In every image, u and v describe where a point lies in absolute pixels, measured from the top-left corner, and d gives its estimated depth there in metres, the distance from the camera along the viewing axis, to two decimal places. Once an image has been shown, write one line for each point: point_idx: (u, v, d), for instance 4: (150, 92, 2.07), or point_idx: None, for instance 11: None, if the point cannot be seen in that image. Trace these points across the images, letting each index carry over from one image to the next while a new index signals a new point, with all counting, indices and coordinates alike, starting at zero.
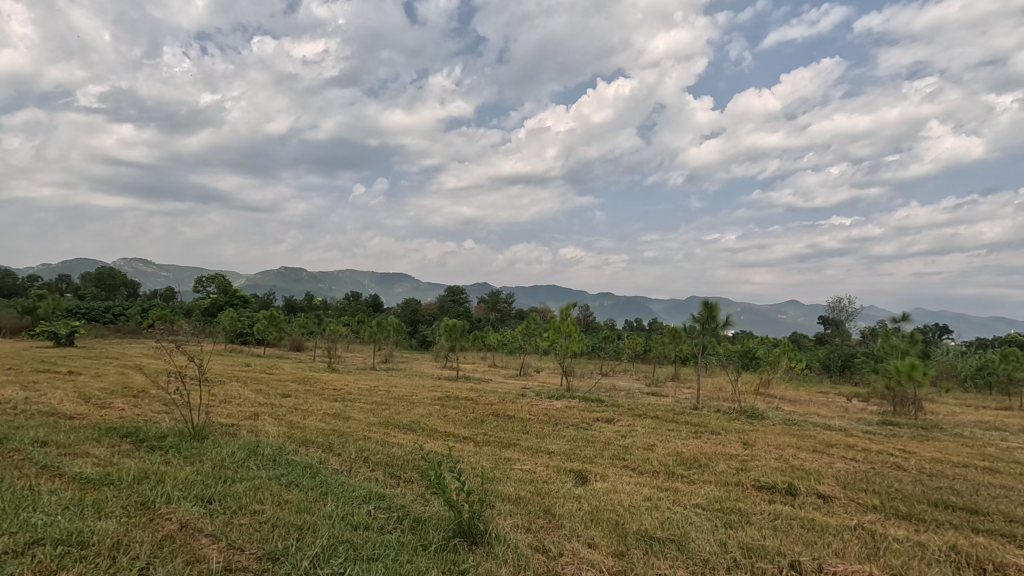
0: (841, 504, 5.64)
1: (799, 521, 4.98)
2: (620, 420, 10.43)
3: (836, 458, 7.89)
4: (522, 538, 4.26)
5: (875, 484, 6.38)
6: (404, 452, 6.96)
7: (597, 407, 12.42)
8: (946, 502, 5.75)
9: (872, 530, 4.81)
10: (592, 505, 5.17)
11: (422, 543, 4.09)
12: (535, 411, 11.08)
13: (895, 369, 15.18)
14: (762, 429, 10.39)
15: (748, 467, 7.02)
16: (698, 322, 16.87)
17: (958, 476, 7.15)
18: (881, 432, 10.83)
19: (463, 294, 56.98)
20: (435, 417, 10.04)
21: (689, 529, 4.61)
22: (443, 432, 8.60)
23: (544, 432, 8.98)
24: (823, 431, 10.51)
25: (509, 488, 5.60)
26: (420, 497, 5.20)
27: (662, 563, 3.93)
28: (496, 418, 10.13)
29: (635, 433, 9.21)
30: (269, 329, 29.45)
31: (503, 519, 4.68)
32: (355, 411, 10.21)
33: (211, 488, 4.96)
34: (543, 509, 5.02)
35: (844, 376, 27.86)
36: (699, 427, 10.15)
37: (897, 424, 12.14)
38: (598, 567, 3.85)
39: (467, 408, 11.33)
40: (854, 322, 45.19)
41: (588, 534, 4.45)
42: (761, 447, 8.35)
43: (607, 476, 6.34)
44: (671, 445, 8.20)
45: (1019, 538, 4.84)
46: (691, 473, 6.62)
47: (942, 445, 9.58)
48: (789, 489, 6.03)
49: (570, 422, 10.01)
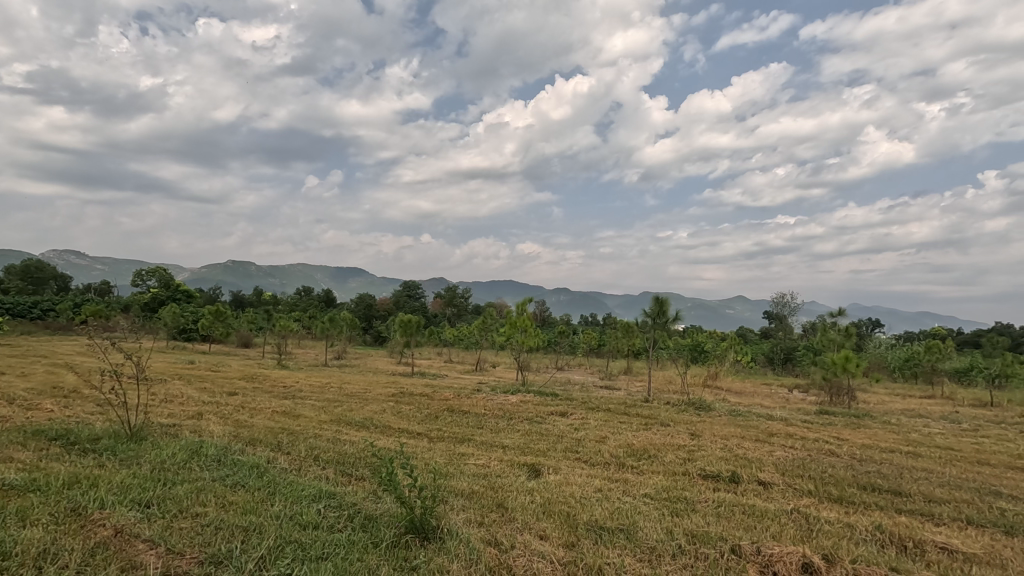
0: (779, 490, 5.92)
1: (741, 506, 5.21)
2: (574, 414, 10.60)
3: (776, 446, 8.29)
4: (474, 532, 4.27)
5: (812, 470, 6.74)
6: (355, 450, 6.85)
7: (552, 401, 12.56)
8: (874, 485, 6.13)
9: (806, 514, 5.08)
10: (545, 497, 5.24)
11: (373, 540, 4.05)
12: (490, 406, 11.10)
13: (831, 361, 16.04)
14: (708, 420, 10.81)
15: (694, 456, 7.29)
16: (649, 317, 17.32)
17: (884, 460, 7.64)
18: (818, 421, 11.40)
19: (419, 289, 56.33)
20: (388, 413, 9.92)
21: (638, 518, 4.74)
22: (396, 428, 8.52)
23: (499, 426, 9.02)
24: (765, 421, 11.03)
25: (463, 483, 5.62)
26: (373, 494, 5.12)
27: (611, 552, 4.03)
28: (450, 414, 10.09)
29: (587, 426, 9.38)
30: (216, 325, 28.32)
31: (456, 514, 4.69)
32: (305, 409, 9.91)
33: (149, 492, 4.74)
34: (496, 503, 5.06)
35: (786, 369, 29.24)
36: (650, 418, 10.43)
37: (832, 413, 12.86)
38: (548, 559, 3.91)
39: (422, 404, 11.23)
40: (795, 318, 47.62)
41: (540, 526, 4.51)
42: (707, 438, 8.68)
43: (560, 469, 6.43)
44: (622, 437, 8.39)
45: (936, 516, 5.23)
46: (640, 464, 6.79)
47: (872, 431, 10.21)
48: (732, 477, 6.29)
49: (524, 416, 10.11)
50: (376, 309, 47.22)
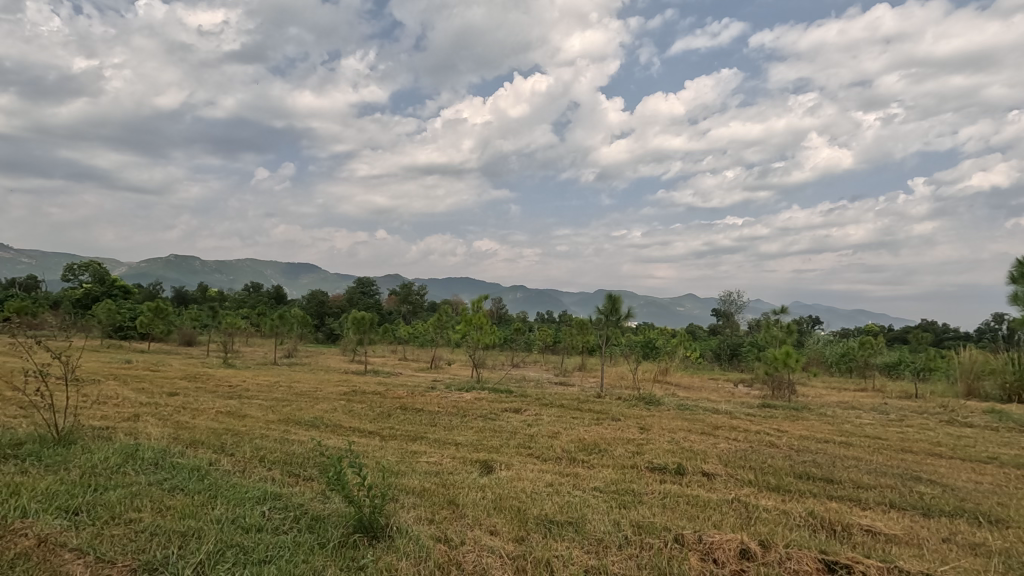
0: (722, 480, 6.16)
1: (685, 498, 5.39)
2: (528, 410, 10.70)
3: (721, 439, 8.61)
4: (423, 530, 4.25)
5: (752, 460, 7.04)
6: (304, 450, 6.67)
7: (506, 398, 12.59)
8: (808, 474, 6.46)
9: (746, 502, 5.31)
10: (496, 493, 5.26)
11: (320, 541, 3.97)
12: (444, 404, 11.06)
13: (773, 357, 16.75)
14: (658, 414, 11.12)
15: (643, 449, 7.49)
16: (602, 314, 17.62)
17: (819, 450, 8.06)
18: (760, 413, 11.93)
19: (374, 286, 55.29)
20: (340, 412, 9.72)
21: (586, 511, 4.83)
22: (347, 427, 8.36)
23: (452, 424, 8.99)
24: (711, 414, 11.45)
25: (414, 481, 5.57)
26: (320, 495, 5.01)
27: (559, 545, 4.10)
28: (404, 411, 10.01)
29: (541, 422, 9.49)
30: (155, 322, 26.98)
31: (406, 512, 4.64)
32: (252, 409, 9.59)
33: (78, 499, 4.48)
34: (447, 500, 5.04)
35: (733, 364, 30.44)
36: (601, 413, 10.65)
37: (773, 406, 13.51)
38: (498, 553, 3.94)
39: (375, 402, 11.05)
40: (742, 315, 49.75)
41: (490, 522, 4.53)
42: (656, 431, 8.92)
43: (512, 465, 6.48)
44: (574, 432, 8.55)
45: (864, 501, 5.56)
46: (591, 458, 6.92)
47: (810, 423, 10.77)
48: (678, 469, 6.49)
49: (478, 413, 10.11)
50: (329, 306, 46.11)
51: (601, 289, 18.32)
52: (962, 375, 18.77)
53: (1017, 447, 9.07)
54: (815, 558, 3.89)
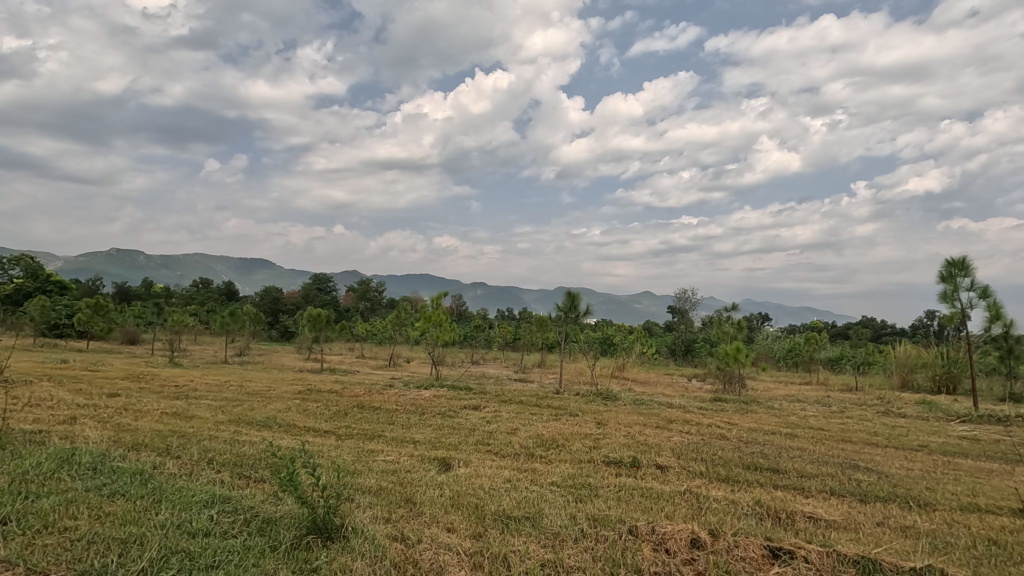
0: (675, 472, 6.34)
1: (640, 490, 5.52)
2: (487, 407, 10.71)
3: (675, 432, 8.85)
4: (380, 529, 4.19)
5: (704, 453, 7.27)
6: (255, 451, 6.47)
7: (465, 395, 12.58)
8: (756, 464, 6.72)
9: (697, 493, 5.48)
10: (454, 490, 5.25)
11: (271, 544, 3.86)
12: (402, 402, 10.95)
13: (725, 352, 17.32)
14: (614, 409, 11.35)
15: (599, 444, 7.61)
16: (562, 311, 17.80)
17: (767, 442, 8.39)
18: (712, 407, 12.34)
19: (331, 282, 54.09)
20: (293, 412, 9.47)
21: (543, 506, 4.88)
22: (301, 427, 8.15)
23: (410, 422, 8.89)
24: (666, 408, 11.77)
25: (371, 480, 5.49)
26: (272, 496, 4.88)
27: (516, 540, 4.12)
28: (361, 410, 9.84)
29: (499, 418, 9.52)
30: (95, 319, 25.61)
31: (362, 511, 4.57)
32: (200, 410, 9.24)
33: (6, 507, 4.21)
34: (404, 498, 5.00)
35: (687, 359, 31.35)
36: (560, 409, 10.77)
37: (725, 400, 13.98)
38: (455, 550, 3.94)
39: (330, 401, 10.84)
40: (696, 312, 51.30)
41: (448, 519, 4.52)
42: (612, 426, 9.08)
43: (470, 462, 6.48)
44: (532, 428, 8.61)
45: (806, 490, 5.83)
46: (549, 454, 7.00)
47: (758, 416, 11.22)
48: (633, 462, 6.64)
49: (436, 410, 10.07)
50: (283, 303, 44.82)
51: (561, 286, 18.47)
52: (897, 368, 19.91)
53: (944, 435, 9.70)
54: (760, 545, 4.05)
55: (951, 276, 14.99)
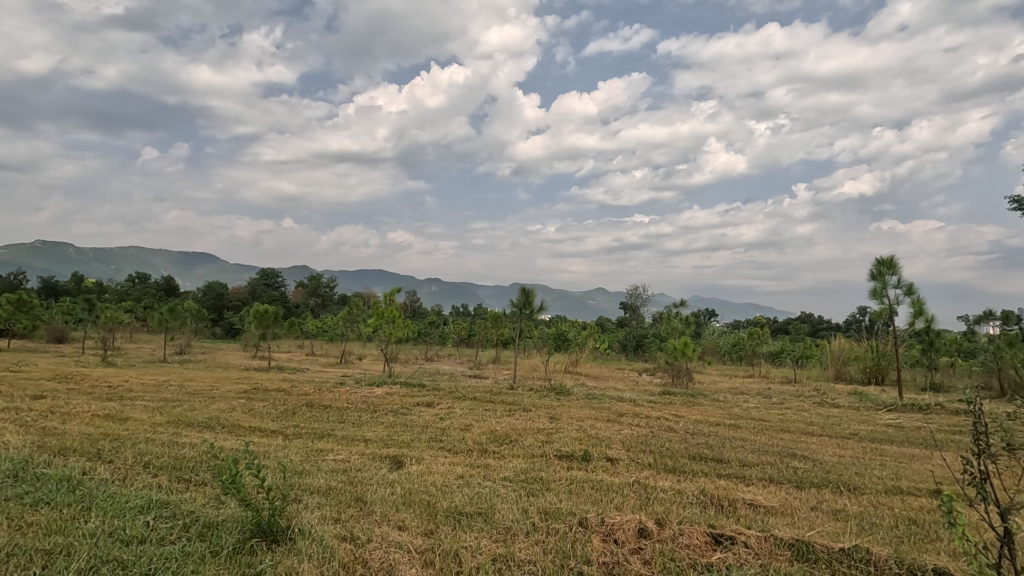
0: (624, 464, 6.50)
1: (590, 483, 5.62)
2: (440, 403, 10.66)
3: (625, 425, 9.07)
4: (327, 529, 4.11)
5: (652, 445, 7.48)
6: (196, 454, 6.20)
7: (418, 392, 12.48)
8: (701, 455, 6.98)
9: (645, 484, 5.64)
10: (405, 488, 5.20)
11: (212, 549, 3.71)
12: (353, 399, 10.75)
13: (673, 347, 17.84)
14: (567, 404, 11.51)
15: (551, 438, 7.70)
16: (516, 307, 17.86)
17: (712, 433, 8.71)
18: (660, 400, 12.73)
19: (279, 277, 52.29)
20: (237, 412, 9.12)
21: (496, 501, 4.91)
22: (246, 427, 7.87)
23: (361, 420, 8.72)
24: (617, 402, 12.04)
25: (320, 479, 5.37)
26: (214, 500, 4.69)
27: (468, 536, 4.12)
28: (310, 409, 9.59)
29: (453, 415, 9.48)
30: (17, 316, 23.81)
31: (310, 512, 4.46)
32: (135, 412, 8.76)
33: None
34: (355, 497, 4.91)
35: (638, 354, 32.16)
36: (513, 404, 10.83)
37: (673, 393, 14.44)
38: (405, 548, 3.90)
39: (277, 400, 10.50)
40: (646, 308, 52.68)
41: (398, 517, 4.47)
42: (564, 420, 9.22)
43: (423, 459, 6.43)
44: (486, 424, 8.62)
45: (747, 478, 6.10)
46: (502, 449, 7.03)
47: (704, 408, 11.65)
48: (584, 456, 6.76)
49: (389, 408, 9.93)
50: (228, 299, 43.02)
51: (515, 283, 18.51)
52: (832, 361, 21.06)
53: (873, 423, 10.37)
54: (703, 532, 4.21)
55: (880, 274, 15.97)
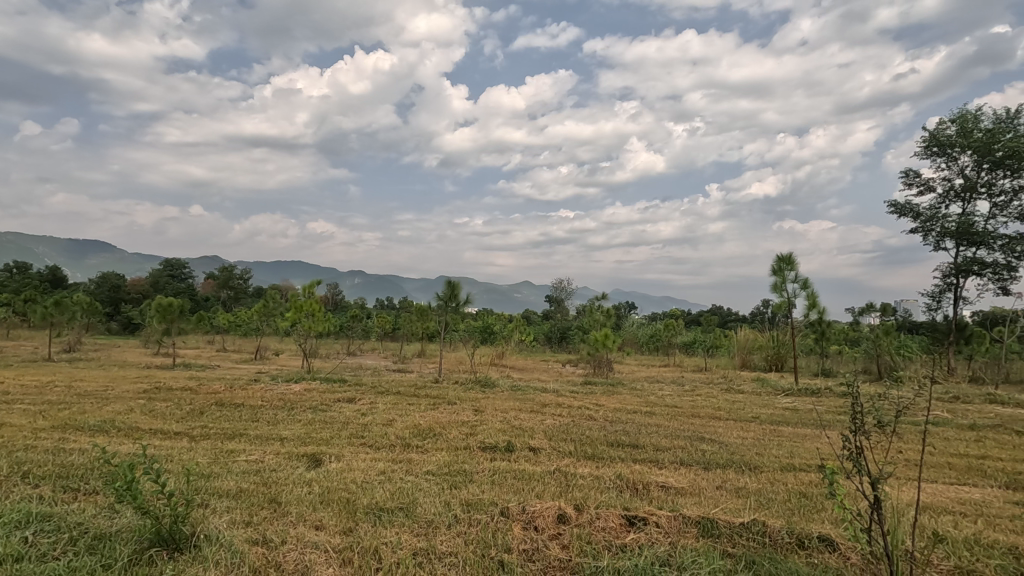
0: (546, 453, 6.66)
1: (513, 472, 5.72)
2: (362, 399, 10.39)
3: (547, 415, 9.28)
4: (237, 534, 3.89)
5: (573, 433, 7.70)
6: (85, 460, 5.66)
7: (339, 387, 12.11)
8: (620, 441, 7.27)
9: (566, 472, 5.81)
10: (324, 486, 5.04)
11: (103, 563, 3.41)
12: (268, 397, 10.23)
13: (595, 339, 18.42)
14: (492, 396, 11.60)
15: (476, 431, 7.73)
16: (441, 300, 17.71)
17: (629, 420, 9.10)
18: (582, 390, 13.15)
19: (186, 268, 48.62)
20: (136, 414, 8.40)
21: (418, 495, 4.86)
22: (146, 430, 7.29)
23: (277, 418, 8.33)
24: (540, 393, 12.30)
25: (229, 482, 5.08)
26: (107, 509, 4.31)
27: (388, 532, 4.07)
28: (219, 408, 9.02)
29: (375, 410, 9.28)
30: None
31: (217, 517, 4.21)
32: (10, 417, 7.83)
33: None
34: (268, 499, 4.70)
35: (561, 346, 32.95)
36: (438, 398, 10.75)
37: (594, 383, 14.97)
38: (322, 548, 3.79)
39: (182, 400, 9.79)
40: (570, 301, 54.12)
41: (315, 516, 4.33)
42: (489, 412, 9.28)
43: (343, 456, 6.25)
44: (409, 418, 8.52)
45: (660, 461, 6.44)
46: (425, 443, 6.97)
47: (622, 396, 12.14)
48: (507, 446, 6.85)
49: (307, 405, 9.56)
50: (126, 291, 39.49)
51: (441, 276, 18.34)
52: (739, 350, 22.49)
53: (773, 407, 11.27)
54: (619, 515, 4.41)
55: (780, 270, 17.31)
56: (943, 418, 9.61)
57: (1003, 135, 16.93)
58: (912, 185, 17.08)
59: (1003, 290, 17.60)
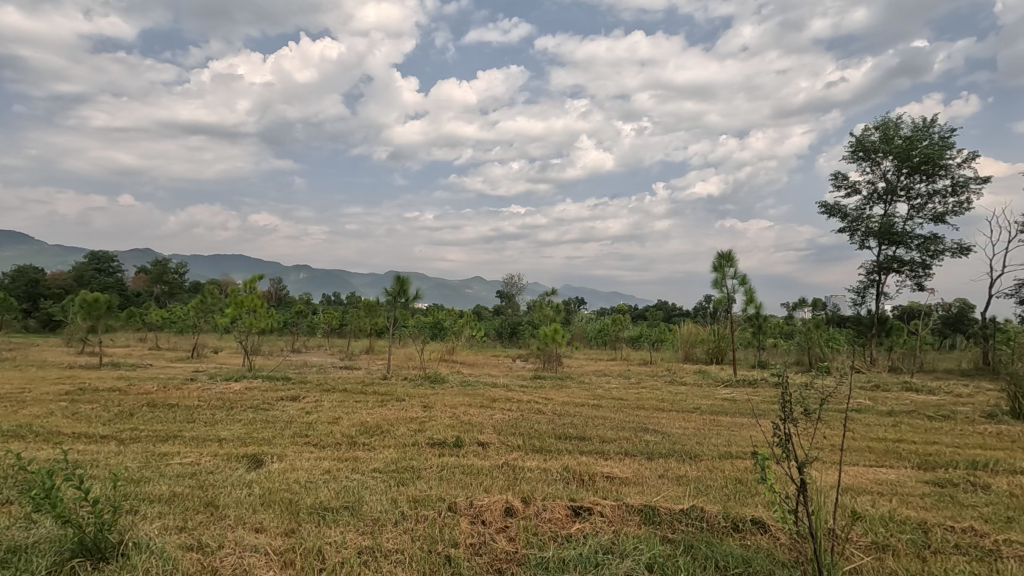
0: (495, 448, 6.69)
1: (461, 468, 5.71)
2: (306, 397, 10.11)
3: (497, 410, 9.33)
4: (169, 540, 3.72)
5: (522, 427, 7.78)
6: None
7: (283, 385, 11.74)
8: (568, 434, 7.39)
9: (514, 465, 5.87)
10: (265, 488, 4.88)
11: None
12: (205, 397, 9.79)
13: (545, 334, 18.60)
14: (442, 392, 11.55)
15: (424, 427, 7.67)
16: (390, 296, 17.42)
17: (577, 413, 9.27)
18: (532, 385, 13.28)
19: (114, 261, 45.64)
20: (57, 417, 7.84)
21: (364, 493, 4.79)
22: (67, 434, 6.81)
23: (215, 419, 7.99)
24: (490, 388, 12.34)
25: (162, 486, 4.83)
26: (22, 519, 4.00)
27: (332, 532, 3.98)
28: (151, 409, 8.55)
29: (320, 408, 9.04)
30: None
31: (147, 523, 4.00)
32: None
33: None
34: (204, 503, 4.50)
35: (512, 341, 33.15)
36: (386, 395, 10.59)
37: (543, 377, 15.14)
38: (262, 551, 3.68)
39: (110, 401, 9.21)
40: (521, 297, 54.53)
41: (255, 519, 4.18)
42: (438, 408, 9.22)
43: (285, 456, 6.06)
44: (356, 416, 8.35)
45: (606, 453, 6.60)
46: (372, 440, 6.86)
47: (571, 390, 12.35)
48: (456, 442, 6.83)
49: (248, 404, 9.22)
50: (46, 286, 36.71)
51: (390, 270, 18.01)
52: (682, 344, 23.30)
53: (712, 398, 11.75)
54: (565, 506, 4.49)
55: (721, 267, 18.03)
56: (866, 405, 10.30)
57: (920, 142, 18.27)
58: (841, 188, 18.17)
59: (919, 286, 19.03)
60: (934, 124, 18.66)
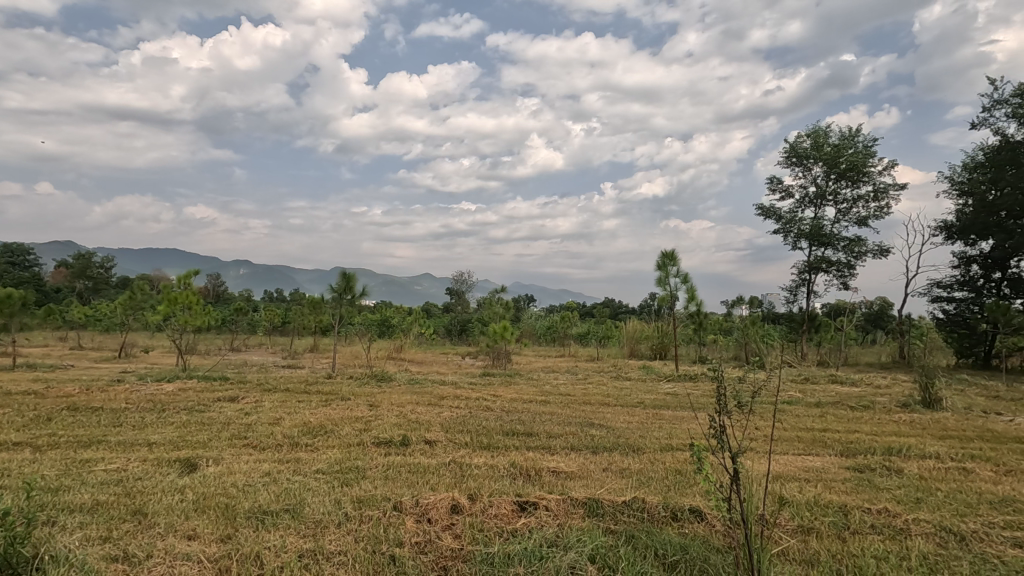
0: (442, 446, 6.65)
1: (407, 466, 5.64)
2: (246, 397, 9.72)
3: (445, 408, 9.25)
4: (91, 552, 3.50)
5: (470, 424, 7.76)
6: None
7: (220, 386, 11.23)
8: (515, 431, 7.43)
9: (461, 462, 5.85)
10: (199, 493, 4.66)
11: None
12: (134, 399, 9.23)
13: (494, 331, 18.63)
14: (388, 390, 11.35)
15: (370, 426, 7.52)
16: (335, 292, 16.98)
17: (525, 410, 9.34)
18: (480, 382, 13.28)
19: (31, 254, 42.25)
20: None
21: (305, 495, 4.66)
22: None
23: (144, 422, 7.55)
24: (438, 386, 12.25)
25: (83, 495, 4.53)
26: None
27: (271, 535, 3.86)
28: (72, 413, 7.97)
29: (260, 409, 8.71)
30: None
31: (67, 535, 3.74)
32: None
33: None
34: (131, 511, 4.25)
35: (462, 339, 33.03)
36: (330, 394, 10.31)
37: (492, 374, 15.19)
38: (195, 559, 3.51)
39: (25, 405, 8.52)
40: (471, 294, 54.47)
41: (188, 526, 3.99)
42: (384, 407, 9.08)
43: (222, 459, 5.81)
44: (299, 416, 8.11)
45: (552, 448, 6.68)
46: (315, 441, 6.67)
47: (519, 387, 12.43)
48: (403, 441, 6.75)
49: (182, 405, 8.76)
50: None
51: (335, 266, 17.55)
52: (628, 340, 23.90)
53: (655, 392, 12.14)
54: (511, 502, 4.52)
55: (665, 266, 18.60)
56: (796, 397, 10.89)
57: (846, 149, 19.50)
58: (775, 191, 19.14)
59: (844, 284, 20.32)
60: (858, 134, 19.95)
